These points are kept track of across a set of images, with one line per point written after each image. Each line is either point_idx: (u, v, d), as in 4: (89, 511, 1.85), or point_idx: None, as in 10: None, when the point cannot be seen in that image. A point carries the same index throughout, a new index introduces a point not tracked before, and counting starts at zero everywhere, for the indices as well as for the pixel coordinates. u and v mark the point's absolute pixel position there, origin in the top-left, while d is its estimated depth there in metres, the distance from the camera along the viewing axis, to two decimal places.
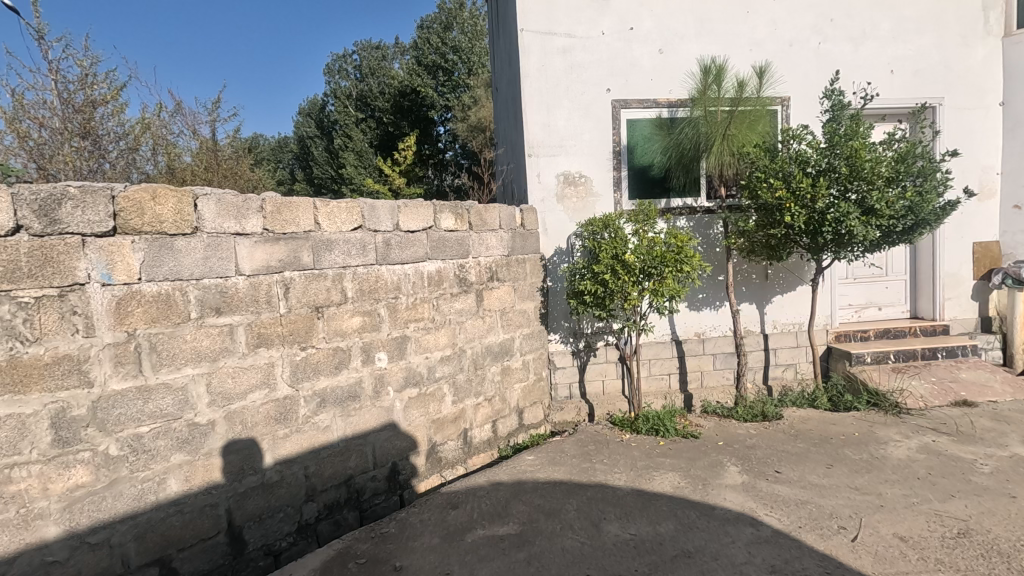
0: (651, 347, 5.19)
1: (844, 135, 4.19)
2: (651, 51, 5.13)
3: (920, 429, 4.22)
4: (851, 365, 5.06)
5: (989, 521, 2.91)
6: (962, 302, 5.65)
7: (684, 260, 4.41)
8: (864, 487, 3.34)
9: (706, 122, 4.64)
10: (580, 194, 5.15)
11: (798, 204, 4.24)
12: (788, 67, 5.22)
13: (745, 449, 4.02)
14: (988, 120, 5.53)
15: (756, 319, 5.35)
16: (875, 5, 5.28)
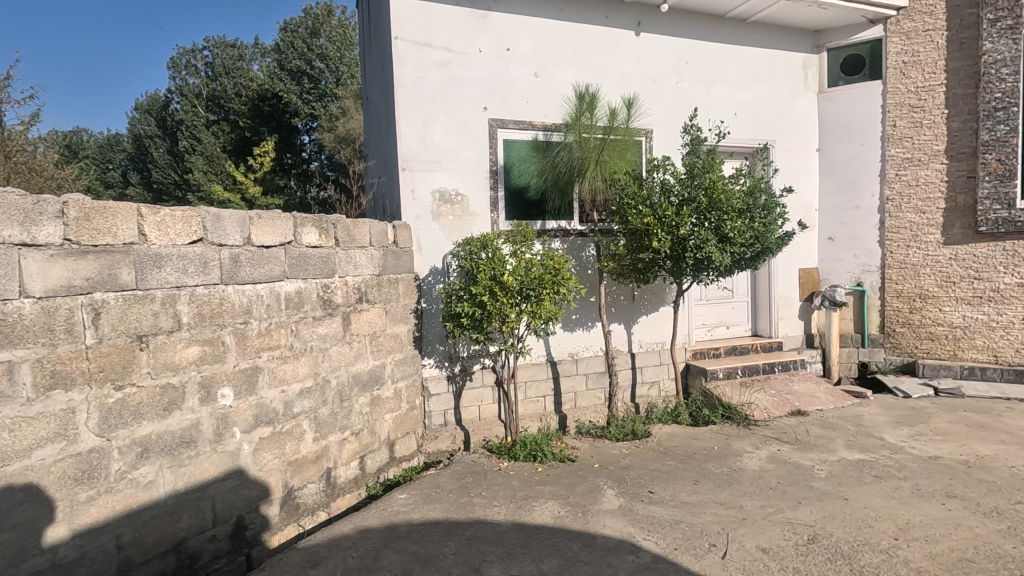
0: (527, 370, 5.12)
1: (703, 168, 4.53)
2: (527, 74, 5.16)
3: (766, 439, 4.62)
4: (707, 381, 5.43)
5: (832, 525, 3.20)
6: (792, 321, 6.37)
7: (560, 283, 4.40)
8: (727, 501, 3.53)
9: (580, 147, 4.75)
10: (456, 212, 4.97)
11: (664, 231, 4.49)
12: (651, 101, 5.56)
13: (619, 471, 4.09)
14: (808, 162, 6.37)
15: (624, 339, 5.55)
16: (722, 54, 5.85)
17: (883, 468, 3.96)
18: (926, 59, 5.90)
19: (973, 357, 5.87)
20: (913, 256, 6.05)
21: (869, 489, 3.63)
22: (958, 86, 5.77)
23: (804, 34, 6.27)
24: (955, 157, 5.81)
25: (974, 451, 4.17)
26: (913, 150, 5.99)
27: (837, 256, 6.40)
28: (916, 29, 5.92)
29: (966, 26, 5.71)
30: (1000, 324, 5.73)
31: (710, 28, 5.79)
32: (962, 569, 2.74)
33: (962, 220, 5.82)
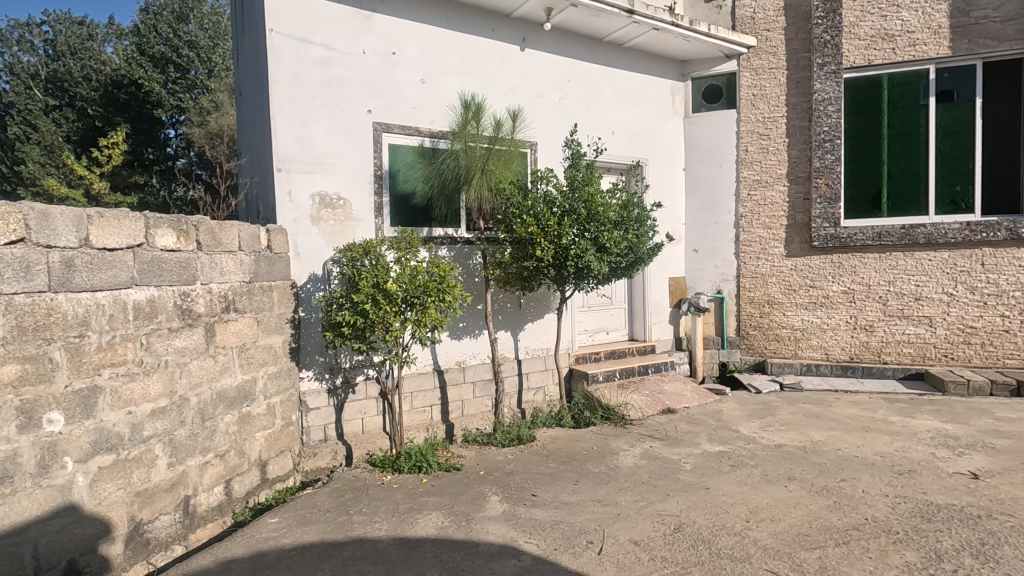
0: (413, 379, 5.01)
1: (582, 182, 4.76)
2: (414, 80, 5.09)
3: (640, 437, 4.93)
4: (588, 384, 5.68)
5: (694, 513, 3.48)
6: (664, 326, 6.89)
7: (446, 290, 4.35)
8: (605, 498, 3.71)
9: (466, 156, 4.77)
10: (337, 217, 4.75)
11: (547, 240, 4.66)
12: (535, 114, 5.75)
13: (504, 476, 4.14)
14: (676, 180, 6.96)
15: (511, 346, 5.65)
16: (601, 75, 6.22)
17: (738, 457, 4.38)
18: (770, 94, 6.69)
19: (809, 355, 6.73)
20: (762, 267, 6.82)
21: (726, 477, 4.01)
22: (795, 119, 6.62)
23: (671, 63, 6.86)
24: (793, 180, 6.65)
25: (809, 437, 4.77)
26: (761, 173, 6.75)
27: (701, 267, 7.05)
28: (763, 66, 6.70)
29: (801, 68, 6.57)
30: (829, 325, 6.63)
31: (589, 50, 6.13)
32: (799, 542, 3.11)
33: (799, 235, 6.67)
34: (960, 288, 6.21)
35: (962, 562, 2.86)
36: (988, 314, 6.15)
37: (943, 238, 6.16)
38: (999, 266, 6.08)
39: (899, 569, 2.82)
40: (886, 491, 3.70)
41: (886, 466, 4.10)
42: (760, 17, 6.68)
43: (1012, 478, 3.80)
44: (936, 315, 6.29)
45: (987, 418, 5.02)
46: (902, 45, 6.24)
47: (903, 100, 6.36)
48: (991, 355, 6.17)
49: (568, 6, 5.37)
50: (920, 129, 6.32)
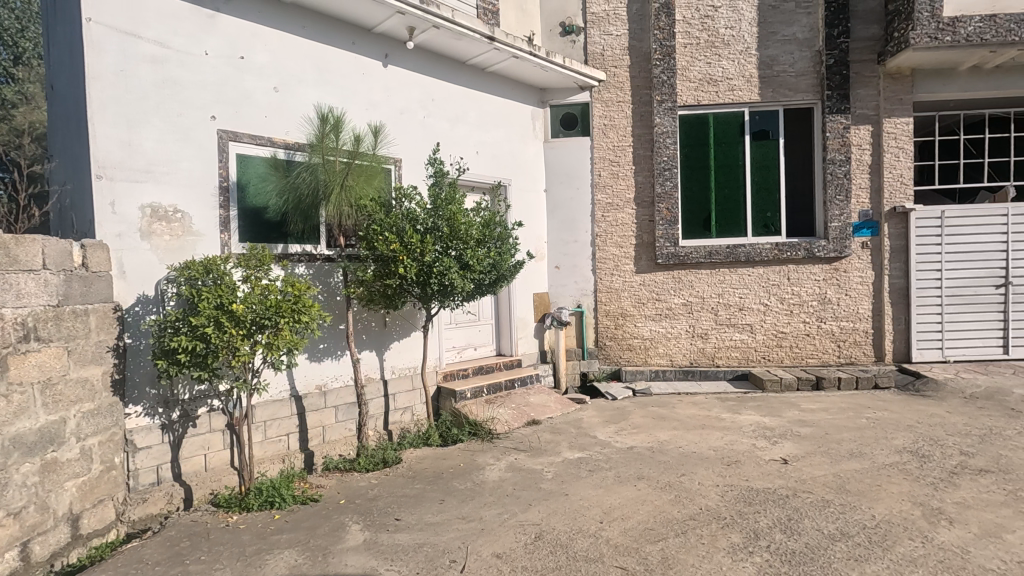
0: (266, 407, 4.64)
1: (445, 200, 4.81)
2: (265, 87, 4.79)
3: (506, 450, 5.04)
4: (456, 401, 5.68)
5: (554, 520, 3.62)
6: (529, 340, 7.13)
7: (301, 310, 4.07)
8: (469, 514, 3.72)
9: (324, 170, 4.59)
10: (174, 231, 4.27)
11: (409, 258, 4.63)
12: (399, 131, 5.71)
13: (365, 503, 3.98)
14: (538, 201, 7.31)
15: (376, 366, 5.48)
16: (464, 97, 6.37)
17: (595, 462, 4.66)
18: (619, 125, 7.32)
19: (657, 361, 7.39)
20: (615, 282, 7.38)
21: (583, 482, 4.24)
22: (640, 148, 7.31)
23: (530, 90, 7.23)
24: (640, 205, 7.33)
25: (655, 437, 5.22)
26: (613, 197, 7.34)
27: (562, 282, 7.44)
28: (612, 99, 7.32)
29: (643, 103, 7.30)
30: (673, 334, 7.36)
31: (453, 72, 6.26)
32: (645, 537, 3.38)
33: (646, 254, 7.34)
34: (773, 299, 7.25)
35: (773, 537, 3.30)
36: (794, 320, 7.24)
37: (759, 256, 7.15)
38: (801, 280, 7.20)
39: (725, 551, 3.18)
40: (717, 481, 4.16)
41: (717, 459, 4.62)
42: (609, 54, 7.31)
43: (811, 460, 4.49)
44: (756, 323, 7.27)
45: (794, 410, 5.88)
46: (723, 89, 7.20)
47: (726, 137, 7.34)
48: (798, 355, 7.25)
49: (430, 27, 5.44)
50: (739, 162, 7.32)
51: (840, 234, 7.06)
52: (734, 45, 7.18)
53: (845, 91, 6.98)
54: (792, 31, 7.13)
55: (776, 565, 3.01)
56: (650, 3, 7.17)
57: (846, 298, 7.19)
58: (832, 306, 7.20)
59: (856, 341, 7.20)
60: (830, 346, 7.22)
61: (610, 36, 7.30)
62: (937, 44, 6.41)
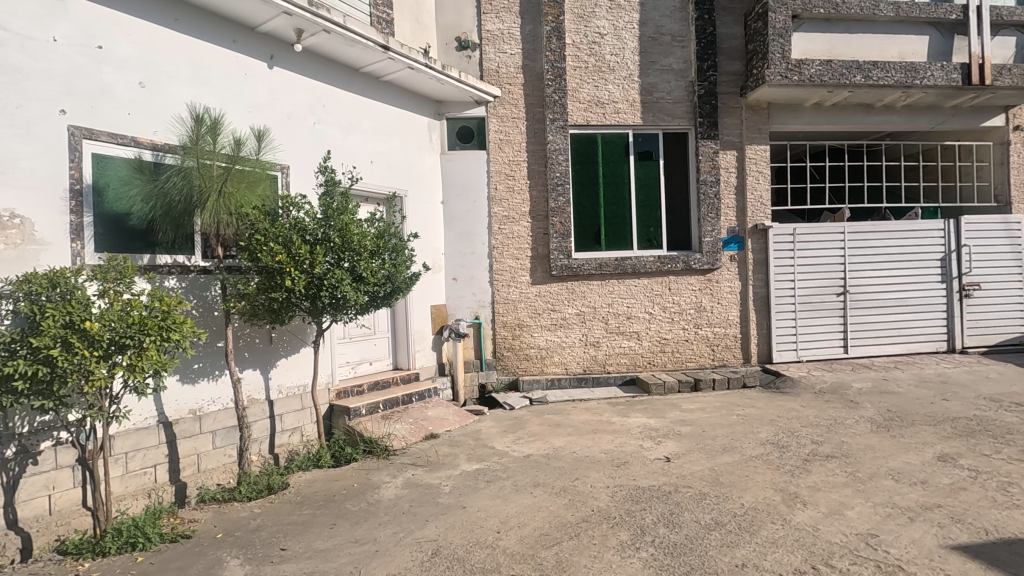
0: (127, 437, 4.14)
1: (337, 210, 4.63)
2: (128, 82, 4.32)
3: (403, 466, 4.91)
4: (350, 419, 5.45)
5: (451, 534, 3.59)
6: (427, 353, 7.03)
7: (171, 328, 3.69)
8: (362, 536, 3.59)
9: (200, 174, 4.24)
10: (10, 239, 3.71)
11: (297, 270, 4.40)
12: (285, 136, 5.42)
13: (246, 535, 3.69)
14: (435, 213, 7.28)
15: (260, 386, 5.11)
16: (357, 104, 6.21)
17: (492, 472, 4.69)
18: (513, 140, 7.52)
19: (553, 370, 7.62)
20: (512, 293, 7.53)
21: (481, 493, 4.25)
22: (534, 164, 7.56)
23: (426, 101, 7.21)
24: (535, 218, 7.56)
25: (551, 444, 5.37)
26: (509, 210, 7.51)
27: (460, 294, 7.45)
28: (507, 115, 7.51)
29: (537, 121, 7.57)
30: (567, 343, 7.63)
31: (345, 78, 6.07)
32: (540, 542, 3.45)
33: (541, 266, 7.58)
34: (656, 308, 7.78)
35: (658, 532, 3.52)
36: (675, 327, 7.82)
37: (644, 268, 7.65)
38: (680, 290, 7.81)
39: (615, 549, 3.34)
40: (608, 483, 4.36)
41: (608, 462, 4.84)
42: (503, 71, 7.50)
43: (690, 457, 4.85)
44: (642, 330, 7.76)
45: (676, 411, 6.34)
46: (609, 111, 7.66)
47: (612, 156, 7.80)
48: (679, 359, 7.83)
49: (320, 31, 5.24)
50: (625, 181, 7.82)
51: (712, 248, 7.76)
52: (618, 70, 7.67)
53: (714, 119, 7.72)
54: (669, 61, 7.77)
55: (660, 557, 3.21)
56: (542, 26, 7.47)
57: (718, 306, 7.90)
58: (707, 313, 7.88)
59: (727, 345, 7.92)
60: (706, 350, 7.88)
61: (504, 54, 7.50)
62: (787, 82, 7.31)
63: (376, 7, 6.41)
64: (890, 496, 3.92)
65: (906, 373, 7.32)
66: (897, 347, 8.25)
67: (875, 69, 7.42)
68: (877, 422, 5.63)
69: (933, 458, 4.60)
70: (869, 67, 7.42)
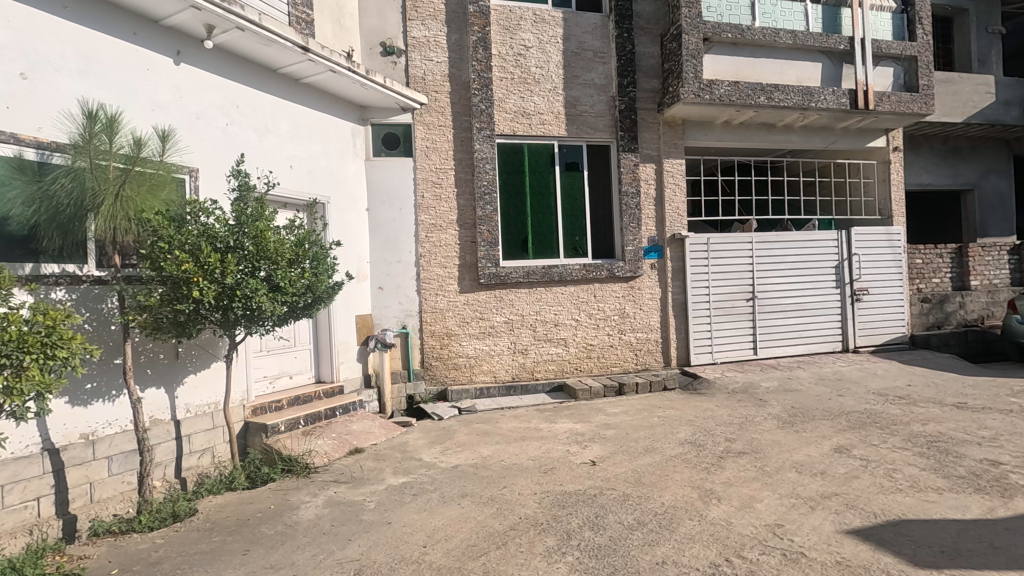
0: (3, 468, 3.69)
1: (251, 216, 4.39)
2: (6, 72, 3.89)
3: (325, 484, 4.71)
4: (267, 437, 5.16)
5: (375, 552, 3.47)
6: (351, 365, 6.80)
7: (57, 344, 3.34)
8: (278, 561, 3.41)
9: (93, 176, 3.89)
10: None
11: (206, 279, 4.13)
12: (194, 137, 5.09)
13: (146, 569, 3.40)
14: (359, 220, 7.08)
15: (164, 406, 4.73)
16: (274, 107, 5.94)
17: (419, 485, 4.60)
18: (440, 148, 7.47)
19: (482, 379, 7.60)
20: (440, 302, 7.45)
21: (407, 508, 4.14)
22: (462, 172, 7.55)
23: (349, 106, 7.03)
24: (462, 226, 7.55)
25: (479, 453, 5.34)
26: (437, 218, 7.44)
27: (386, 304, 7.28)
28: (433, 122, 7.46)
29: (464, 129, 7.57)
30: (496, 351, 7.65)
31: (260, 79, 5.80)
32: (467, 554, 3.41)
33: (469, 274, 7.56)
34: (582, 315, 7.97)
35: (583, 535, 3.58)
36: (600, 333, 8.04)
37: (570, 276, 7.82)
38: (605, 297, 8.05)
39: (541, 555, 3.36)
40: (535, 489, 4.39)
41: (535, 468, 4.88)
42: (430, 79, 7.45)
43: (615, 459, 4.99)
44: (569, 337, 7.91)
45: (602, 415, 6.50)
46: (535, 122, 7.80)
47: (538, 166, 7.94)
48: (604, 364, 8.05)
49: (233, 28, 4.98)
50: (550, 190, 7.98)
51: (633, 257, 8.07)
52: (543, 83, 7.84)
53: (634, 133, 8.07)
54: (591, 76, 8.04)
55: (585, 560, 3.27)
56: (468, 35, 7.50)
57: (641, 312, 8.21)
58: (630, 319, 8.16)
59: (649, 349, 8.25)
60: (629, 355, 8.16)
61: (430, 62, 7.46)
62: (699, 100, 7.75)
63: (295, 7, 6.19)
64: (794, 488, 4.21)
65: (808, 372, 7.93)
66: (799, 348, 8.91)
67: (777, 91, 8.05)
68: (782, 418, 6.05)
69: (831, 450, 5.00)
70: (771, 89, 8.04)
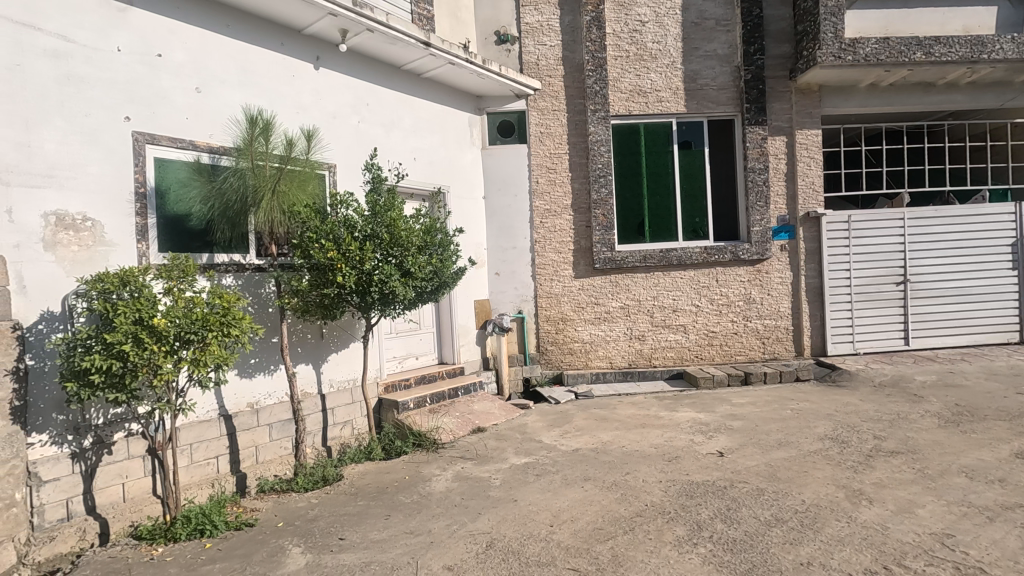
0: (192, 429, 4.32)
1: (384, 206, 4.69)
2: (184, 88, 4.48)
3: (452, 459, 4.97)
4: (399, 413, 5.52)
5: (504, 526, 3.61)
6: (471, 347, 7.07)
7: (231, 323, 3.82)
8: (416, 527, 3.66)
9: (254, 175, 4.36)
10: (82, 241, 3.89)
11: (348, 266, 4.49)
12: (332, 135, 5.53)
13: (306, 524, 3.82)
14: (476, 208, 7.31)
15: (312, 381, 5.24)
16: (399, 102, 6.27)
17: (541, 466, 4.68)
18: (554, 132, 7.46)
19: (597, 364, 7.55)
20: (555, 287, 7.49)
21: (531, 487, 4.24)
22: (576, 156, 7.49)
23: (467, 97, 7.24)
24: (577, 211, 7.49)
25: (598, 438, 5.32)
26: (551, 203, 7.46)
27: (502, 289, 7.46)
28: (547, 108, 7.45)
29: (577, 112, 7.48)
30: (611, 337, 7.55)
31: (386, 77, 6.15)
32: (594, 537, 3.42)
33: (584, 259, 7.51)
34: (703, 300, 7.60)
35: (715, 528, 3.43)
36: (723, 319, 7.62)
37: (689, 259, 7.48)
38: (728, 282, 7.60)
39: (672, 544, 3.27)
40: (660, 477, 4.29)
41: (658, 456, 4.76)
42: (543, 64, 7.44)
43: (745, 452, 4.72)
44: (688, 323, 7.59)
45: (726, 405, 6.18)
46: (652, 100, 7.50)
47: (655, 146, 7.65)
48: (727, 353, 7.63)
49: (363, 30, 5.32)
50: (668, 170, 7.65)
51: (761, 238, 7.52)
52: (661, 58, 7.51)
53: (761, 104, 7.47)
54: (713, 47, 7.55)
55: (720, 554, 3.14)
56: (581, 16, 7.38)
57: (769, 297, 7.66)
58: (757, 305, 7.64)
59: (778, 338, 7.67)
60: (756, 343, 7.65)
61: (543, 47, 7.44)
62: (840, 63, 6.99)
63: (417, 5, 6.46)
64: (964, 495, 3.71)
65: (974, 366, 6.93)
66: (962, 339, 7.82)
67: (937, 44, 7.03)
68: (944, 417, 5.35)
69: (1010, 455, 4.34)
70: (930, 42, 7.02)
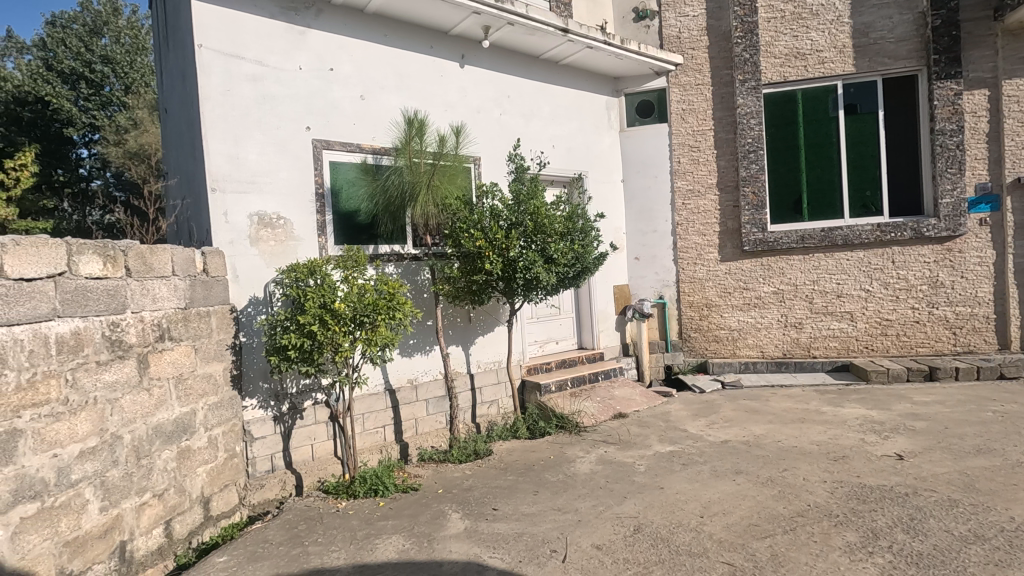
0: (364, 401, 4.88)
1: (527, 195, 4.84)
2: (351, 96, 5.00)
3: (595, 442, 5.02)
4: (541, 395, 5.71)
5: (651, 513, 3.58)
6: (610, 333, 7.04)
7: (396, 307, 4.24)
8: (564, 505, 3.78)
9: (411, 172, 4.75)
10: (277, 237, 4.56)
11: (495, 253, 4.72)
12: (476, 129, 5.81)
13: (463, 493, 4.14)
14: (615, 192, 7.21)
15: (462, 361, 5.62)
16: (537, 91, 6.38)
17: (689, 456, 4.55)
18: (698, 108, 7.06)
19: (747, 353, 7.09)
20: (699, 272, 7.15)
21: (677, 476, 4.14)
22: (722, 132, 7.03)
23: (605, 80, 7.13)
24: (723, 190, 7.04)
25: (749, 431, 5.01)
26: (694, 183, 7.10)
27: (642, 274, 7.30)
28: (690, 83, 7.07)
29: (724, 84, 7.00)
30: (763, 325, 7.03)
31: (526, 67, 6.28)
32: (750, 533, 3.26)
33: (731, 241, 7.05)
34: (876, 284, 6.74)
35: (895, 538, 3.08)
36: (901, 306, 6.70)
37: (858, 239, 6.68)
38: (908, 263, 6.65)
39: (842, 550, 3.01)
40: (824, 477, 3.94)
41: (821, 454, 4.37)
42: (685, 36, 7.06)
43: (931, 457, 4.14)
44: (856, 310, 6.80)
45: (905, 403, 5.45)
46: (812, 63, 6.77)
47: (816, 114, 6.89)
48: (905, 343, 6.71)
49: (505, 24, 5.49)
50: (831, 140, 6.87)
51: (952, 211, 6.44)
52: (823, 14, 6.72)
53: (954, 54, 6.35)
54: None
55: (902, 566, 2.82)
56: None
57: (962, 280, 6.57)
58: (945, 290, 6.60)
59: (974, 328, 6.56)
60: (943, 333, 6.63)
61: (686, 18, 7.06)
62: None
63: None
64: None
65: None
66: None
67: None
68: None
69: None
70: None
